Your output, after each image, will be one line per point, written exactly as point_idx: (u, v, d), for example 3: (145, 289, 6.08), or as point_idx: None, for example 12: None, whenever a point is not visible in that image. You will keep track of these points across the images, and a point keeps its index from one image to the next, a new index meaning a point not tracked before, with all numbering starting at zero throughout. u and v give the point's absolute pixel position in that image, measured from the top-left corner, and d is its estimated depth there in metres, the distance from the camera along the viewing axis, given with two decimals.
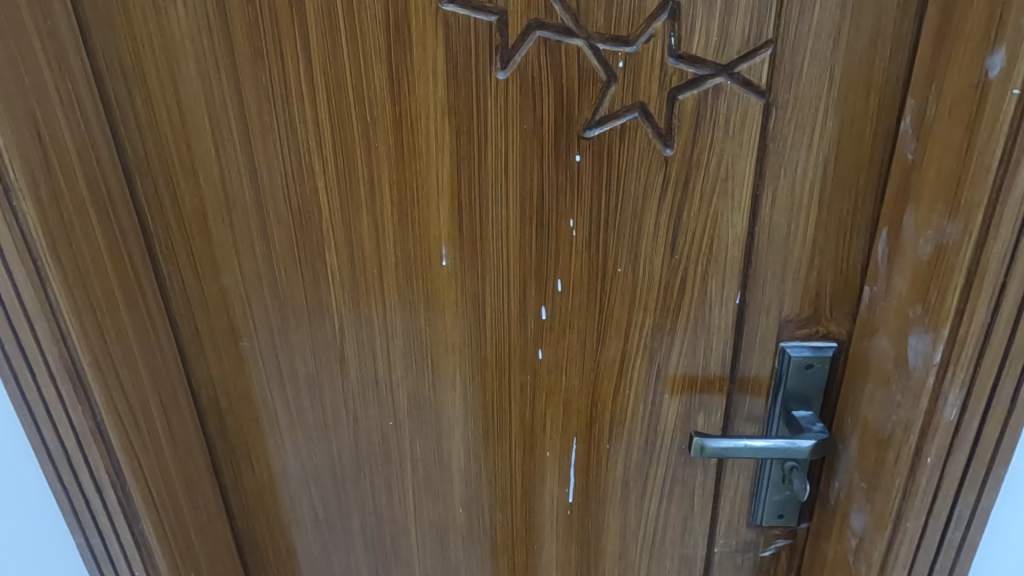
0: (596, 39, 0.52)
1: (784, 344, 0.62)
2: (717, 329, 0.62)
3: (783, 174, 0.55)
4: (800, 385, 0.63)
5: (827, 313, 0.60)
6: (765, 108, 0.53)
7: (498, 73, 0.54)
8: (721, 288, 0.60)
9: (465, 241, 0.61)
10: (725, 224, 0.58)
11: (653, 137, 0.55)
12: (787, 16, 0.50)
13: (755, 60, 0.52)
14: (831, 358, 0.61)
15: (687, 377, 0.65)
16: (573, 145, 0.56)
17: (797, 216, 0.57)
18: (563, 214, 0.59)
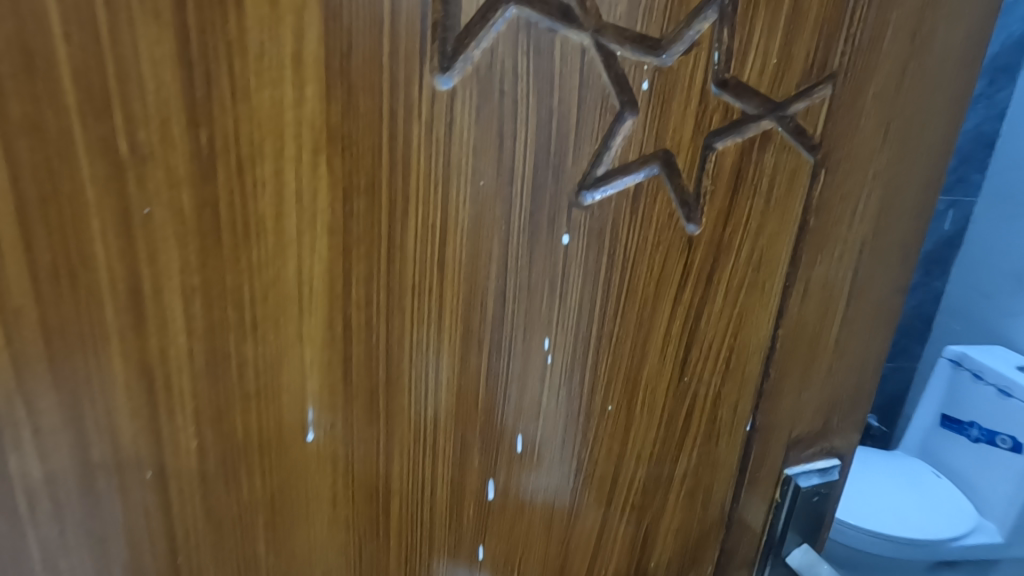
0: (608, 36, 0.29)
1: (791, 471, 0.47)
2: (721, 467, 0.44)
3: (822, 260, 0.40)
4: (805, 520, 0.49)
5: (834, 426, 0.47)
6: (815, 169, 0.37)
7: (439, 80, 0.27)
8: (732, 414, 0.43)
9: (352, 394, 0.31)
10: (749, 330, 0.40)
11: (675, 207, 0.34)
12: (855, 43, 0.34)
13: (812, 100, 0.35)
14: (836, 479, 0.49)
15: (679, 536, 0.46)
16: (560, 216, 0.32)
17: (827, 313, 0.42)
18: (533, 332, 0.34)
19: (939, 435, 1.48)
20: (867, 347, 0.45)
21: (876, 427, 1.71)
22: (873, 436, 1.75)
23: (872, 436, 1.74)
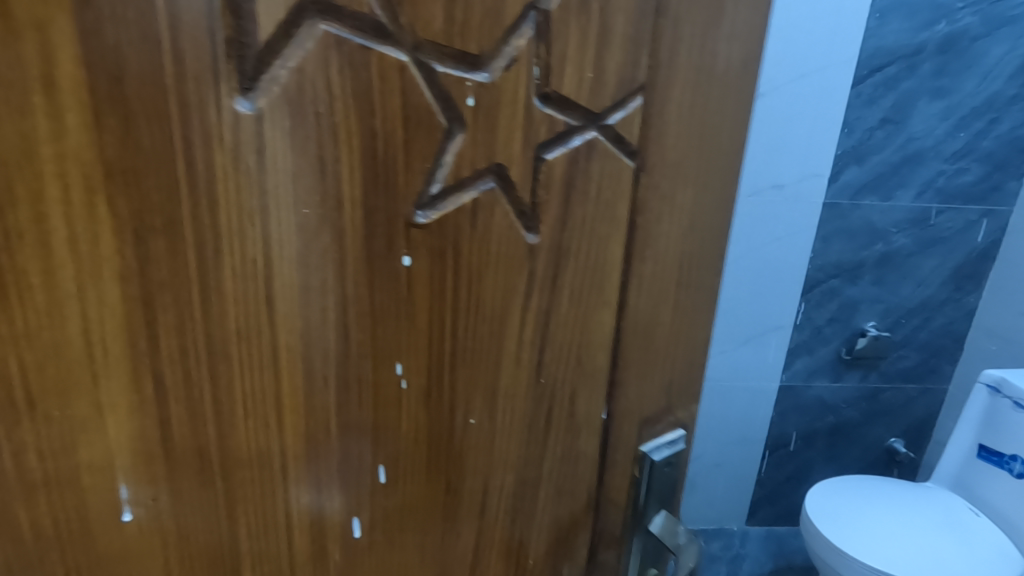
0: (427, 52, 0.29)
1: (643, 447, 0.50)
2: (583, 456, 0.47)
3: (648, 253, 0.42)
4: (661, 492, 0.52)
5: (676, 402, 0.51)
6: (635, 174, 0.39)
7: (241, 105, 0.25)
8: (587, 405, 0.45)
9: (178, 459, 0.29)
10: (594, 326, 0.42)
11: (513, 219, 0.35)
12: (658, 56, 0.37)
13: (627, 110, 0.38)
14: (683, 448, 0.52)
15: (554, 527, 0.47)
16: (399, 239, 0.31)
17: (659, 302, 0.45)
18: (383, 361, 0.33)
19: (976, 467, 1.24)
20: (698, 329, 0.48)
21: (903, 453, 1.50)
22: (900, 463, 1.53)
23: (898, 462, 1.53)
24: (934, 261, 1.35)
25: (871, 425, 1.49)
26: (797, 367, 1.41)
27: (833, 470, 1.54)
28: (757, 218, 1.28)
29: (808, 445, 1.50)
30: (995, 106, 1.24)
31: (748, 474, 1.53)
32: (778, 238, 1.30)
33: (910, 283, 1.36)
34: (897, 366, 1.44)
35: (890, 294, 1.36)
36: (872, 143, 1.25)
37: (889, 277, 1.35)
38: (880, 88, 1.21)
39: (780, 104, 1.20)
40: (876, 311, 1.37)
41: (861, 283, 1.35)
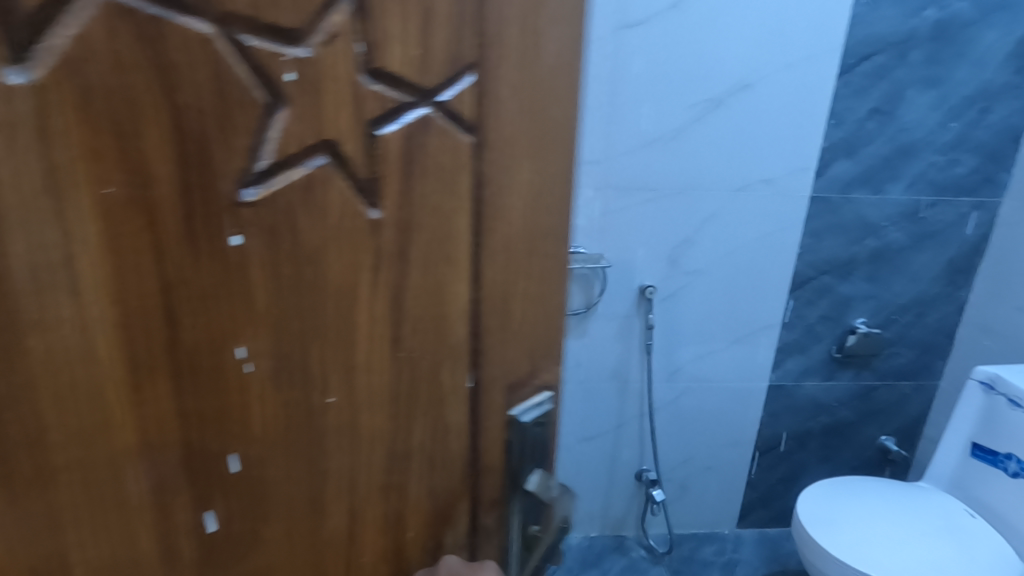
0: (236, 27, 0.29)
1: (514, 411, 0.46)
2: (456, 431, 0.44)
3: (495, 209, 0.39)
4: (533, 452, 0.48)
5: (541, 364, 0.47)
6: (475, 147, 0.37)
7: (15, 79, 0.25)
8: (451, 378, 0.42)
9: (1, 466, 0.29)
10: (448, 294, 0.40)
11: (354, 195, 0.34)
12: (491, 35, 0.35)
13: (460, 88, 0.36)
14: (552, 406, 0.48)
15: (433, 509, 0.45)
16: (222, 220, 0.31)
17: (514, 260, 0.42)
18: (219, 345, 0.33)
19: (972, 468, 1.23)
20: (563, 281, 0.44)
21: (894, 451, 1.54)
22: (893, 461, 1.57)
23: (890, 461, 1.56)
24: (926, 256, 1.37)
25: (864, 424, 1.53)
26: (790, 367, 1.43)
27: (826, 469, 1.57)
28: (744, 213, 1.28)
29: (801, 445, 1.53)
30: (985, 95, 1.25)
31: (741, 476, 1.55)
32: (768, 234, 1.31)
33: (904, 278, 1.38)
34: (890, 363, 1.47)
35: (883, 290, 1.39)
36: (863, 134, 1.26)
37: (884, 274, 1.37)
38: (878, 77, 1.21)
39: (773, 99, 1.20)
40: (867, 308, 1.40)
41: (853, 278, 1.37)
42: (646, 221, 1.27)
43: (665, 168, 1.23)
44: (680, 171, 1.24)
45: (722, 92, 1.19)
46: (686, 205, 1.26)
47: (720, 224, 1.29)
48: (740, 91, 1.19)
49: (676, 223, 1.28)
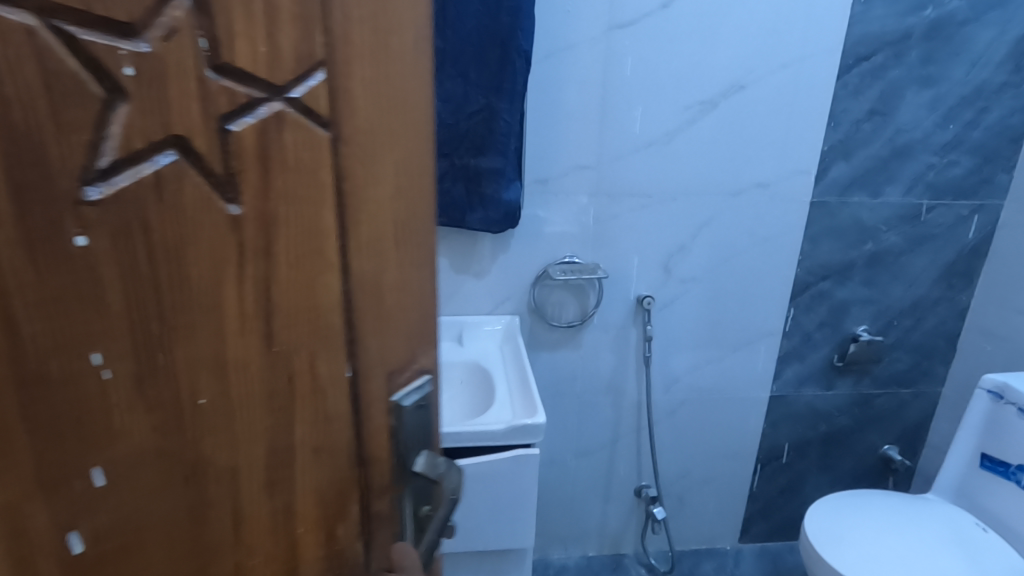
0: (58, 15, 0.28)
1: (397, 398, 0.49)
2: (338, 420, 0.45)
3: (361, 205, 0.41)
4: (416, 433, 0.51)
5: (419, 349, 0.50)
6: (332, 142, 0.38)
7: None
8: (332, 367, 0.43)
9: None
10: (319, 287, 0.40)
11: (211, 190, 0.34)
12: (335, 32, 0.36)
13: (312, 85, 0.36)
14: (432, 389, 0.52)
15: (324, 503, 0.46)
16: (66, 217, 0.30)
17: (384, 255, 0.44)
18: (66, 349, 0.32)
19: (980, 477, 1.64)
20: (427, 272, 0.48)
21: (897, 458, 2.22)
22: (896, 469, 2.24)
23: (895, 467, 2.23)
24: (922, 262, 1.96)
25: (866, 434, 2.21)
26: (790, 374, 2.09)
27: (826, 476, 2.27)
28: (741, 208, 1.82)
29: (803, 456, 2.22)
30: (984, 95, 1.77)
31: (752, 482, 2.26)
32: (765, 240, 1.87)
33: (901, 284, 1.98)
34: (891, 368, 2.11)
35: (882, 297, 2.00)
36: (861, 134, 1.78)
37: (881, 278, 1.97)
38: (872, 78, 1.71)
39: (758, 93, 1.70)
40: (869, 313, 2.02)
41: (853, 282, 1.97)
42: (654, 220, 1.81)
43: (657, 170, 1.75)
44: (681, 157, 1.75)
45: (715, 98, 1.70)
46: (676, 183, 1.77)
47: (730, 209, 1.82)
48: (735, 91, 1.69)
49: (674, 228, 1.83)
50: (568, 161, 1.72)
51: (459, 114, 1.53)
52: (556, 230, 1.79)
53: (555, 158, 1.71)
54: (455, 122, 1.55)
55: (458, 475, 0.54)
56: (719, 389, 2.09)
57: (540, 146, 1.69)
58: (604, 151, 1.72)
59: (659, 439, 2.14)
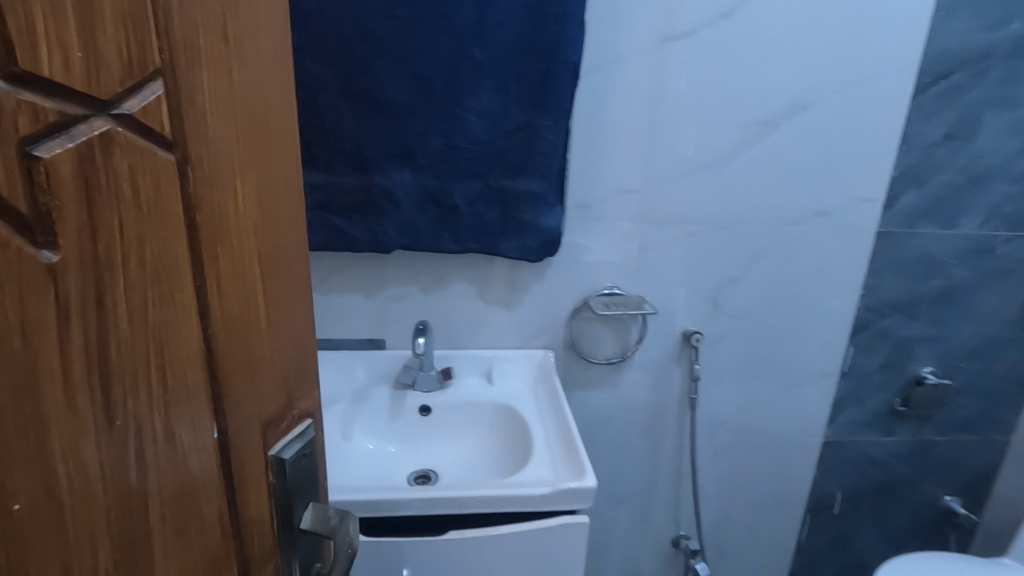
0: None
1: (279, 445, 0.82)
2: (192, 443, 0.67)
3: (223, 253, 0.68)
4: (299, 467, 0.86)
5: (297, 398, 0.86)
6: (179, 164, 0.61)
7: None
8: (193, 421, 0.67)
9: None
10: (178, 339, 0.64)
11: (26, 239, 0.51)
12: (159, 56, 0.58)
13: (144, 96, 0.57)
14: (310, 433, 0.89)
15: (180, 491, 0.67)
16: None
17: (245, 301, 0.73)
18: None
19: None
20: (305, 340, 0.87)
21: (955, 507, 3.25)
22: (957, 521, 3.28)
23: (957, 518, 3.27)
24: (991, 296, 2.90)
25: (923, 483, 3.25)
26: (847, 419, 3.08)
27: (879, 524, 3.32)
28: (806, 228, 2.69)
29: (853, 508, 3.27)
30: None
31: (810, 527, 3.29)
32: (839, 264, 2.77)
33: (967, 320, 2.94)
34: (959, 417, 3.13)
35: (945, 331, 2.95)
36: (937, 155, 2.63)
37: (950, 313, 2.92)
38: (950, 97, 2.55)
39: (817, 110, 2.53)
40: (934, 351, 2.99)
41: (919, 319, 2.92)
42: (701, 242, 2.66)
43: (684, 190, 2.58)
44: (738, 168, 2.57)
45: (774, 119, 2.52)
46: (726, 187, 2.59)
47: (749, 230, 2.67)
48: (801, 106, 2.51)
49: (729, 254, 2.70)
50: (611, 188, 2.54)
51: (496, 130, 2.28)
52: (596, 260, 2.63)
53: (615, 176, 2.53)
54: (492, 138, 2.29)
55: (354, 523, 0.92)
56: (750, 414, 3.01)
57: (589, 166, 2.50)
58: (650, 163, 2.52)
59: (705, 477, 3.11)
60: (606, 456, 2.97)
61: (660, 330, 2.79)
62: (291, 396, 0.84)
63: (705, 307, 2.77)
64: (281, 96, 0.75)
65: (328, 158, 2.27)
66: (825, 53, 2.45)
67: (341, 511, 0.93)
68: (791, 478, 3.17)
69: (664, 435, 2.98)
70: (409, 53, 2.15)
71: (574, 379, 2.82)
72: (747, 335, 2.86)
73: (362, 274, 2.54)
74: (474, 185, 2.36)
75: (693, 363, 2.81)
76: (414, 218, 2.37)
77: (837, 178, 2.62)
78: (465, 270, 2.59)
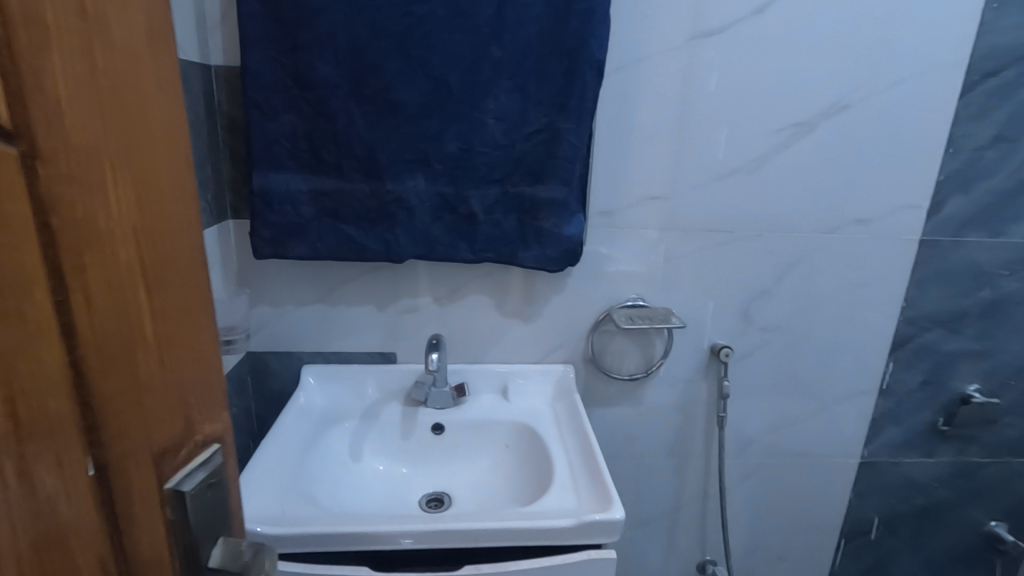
0: None
1: (176, 478, 0.68)
2: (53, 485, 0.55)
3: (89, 254, 0.55)
4: (205, 502, 0.72)
5: (199, 422, 0.72)
6: (19, 153, 0.49)
7: None
8: (53, 458, 0.54)
9: None
10: (25, 361, 0.51)
11: None
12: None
13: None
14: (217, 459, 0.75)
15: (37, 547, 0.54)
16: None
17: (122, 310, 0.59)
18: None
19: None
20: (207, 355, 0.73)
21: (1004, 535, 3.03)
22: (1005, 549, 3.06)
23: (1005, 546, 3.06)
24: None
25: (967, 508, 3.05)
26: (885, 439, 2.89)
27: (919, 550, 3.12)
28: (844, 237, 2.52)
29: (892, 532, 3.07)
30: None
31: (845, 552, 3.10)
32: (879, 276, 2.59)
33: (1018, 335, 2.74)
34: (1007, 438, 2.92)
35: (994, 346, 2.75)
36: (987, 158, 2.45)
37: (1001, 326, 2.71)
38: (1002, 95, 2.37)
39: (860, 111, 2.36)
40: (981, 367, 2.79)
41: (965, 333, 2.72)
42: (732, 251, 2.51)
43: (715, 196, 2.43)
44: (773, 172, 2.41)
45: (813, 120, 2.36)
46: (760, 192, 2.43)
47: (784, 239, 2.51)
48: (841, 108, 2.35)
49: (760, 264, 2.54)
50: (636, 193, 2.40)
51: (513, 133, 2.16)
52: (620, 269, 2.50)
53: (640, 181, 2.39)
54: (510, 141, 2.17)
55: (273, 553, 0.77)
56: (781, 433, 2.84)
57: (611, 171, 2.36)
58: (678, 167, 2.38)
59: (733, 499, 2.95)
60: (628, 476, 2.82)
61: (687, 344, 2.64)
62: (191, 420, 0.71)
63: (735, 320, 2.62)
64: (153, 62, 0.62)
65: (338, 163, 2.15)
66: (870, 50, 2.29)
67: (258, 544, 0.78)
68: (823, 501, 2.98)
69: (689, 455, 2.83)
70: (423, 52, 2.03)
71: (596, 395, 2.68)
72: (779, 349, 2.69)
73: (372, 284, 2.43)
74: (491, 191, 2.23)
75: (722, 380, 2.64)
76: (427, 226, 2.25)
77: (879, 183, 2.46)
78: (481, 281, 2.46)
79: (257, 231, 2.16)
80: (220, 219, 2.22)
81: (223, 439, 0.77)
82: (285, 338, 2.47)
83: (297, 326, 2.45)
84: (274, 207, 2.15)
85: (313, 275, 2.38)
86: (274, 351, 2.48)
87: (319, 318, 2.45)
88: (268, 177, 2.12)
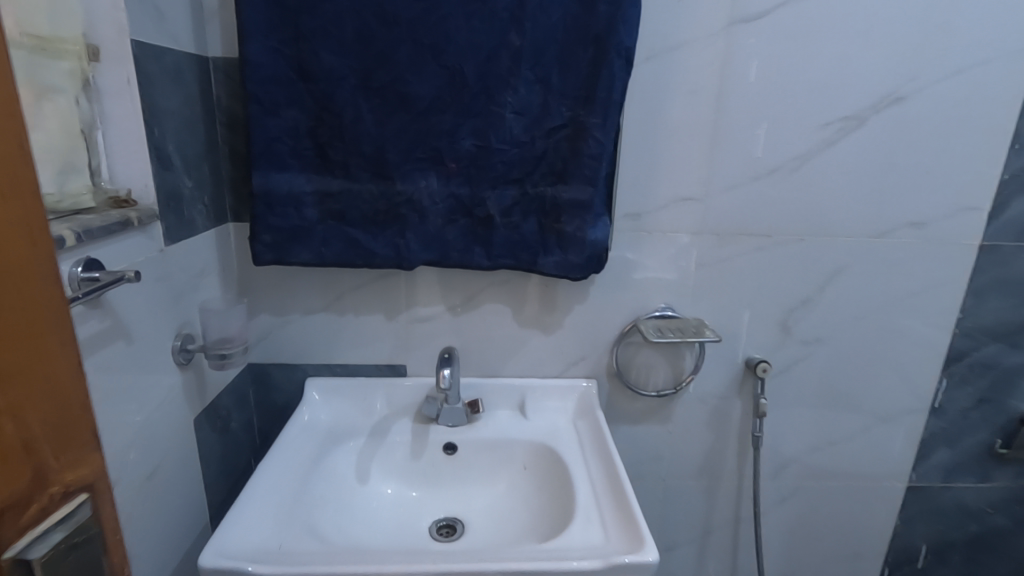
0: None
1: (26, 543, 0.61)
2: None
3: None
4: (60, 564, 0.65)
5: (59, 475, 0.65)
6: None
7: None
8: None
9: None
10: None
11: None
12: None
13: None
14: (79, 514, 0.68)
15: None
16: None
17: None
18: None
19: None
20: (69, 400, 0.66)
21: None
22: None
23: None
24: None
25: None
26: (935, 462, 2.66)
27: None
28: (894, 242, 2.30)
29: (941, 561, 2.83)
30: None
31: None
32: (931, 284, 2.37)
33: None
34: None
35: None
36: None
37: None
38: None
39: (917, 103, 2.14)
40: None
41: None
42: (771, 256, 2.30)
43: (753, 197, 2.22)
44: (817, 171, 2.20)
45: (863, 113, 2.14)
46: (803, 193, 2.22)
47: (828, 244, 2.30)
48: (894, 99, 2.13)
49: (801, 272, 2.33)
50: (667, 195, 2.21)
51: (534, 128, 1.98)
52: (648, 276, 2.30)
53: (672, 181, 2.19)
54: (530, 137, 1.99)
55: None
56: (821, 454, 2.62)
57: (639, 170, 2.18)
58: (714, 166, 2.18)
59: (769, 523, 2.74)
60: (654, 499, 2.62)
61: (720, 358, 2.44)
62: (44, 474, 0.63)
63: (774, 332, 2.41)
64: None
65: (344, 162, 1.99)
66: (929, 36, 2.07)
67: None
68: (867, 526, 2.76)
69: (721, 477, 2.62)
70: (435, 40, 1.86)
71: (621, 412, 2.49)
72: (821, 363, 2.48)
73: (382, 292, 2.26)
74: (509, 192, 2.06)
75: (758, 397, 2.40)
76: (440, 230, 2.08)
77: (936, 183, 2.23)
78: (498, 288, 2.29)
79: (257, 236, 2.00)
80: (219, 222, 2.06)
81: (93, 487, 0.70)
82: (289, 349, 2.31)
83: (302, 336, 2.29)
84: (275, 209, 1.99)
85: (318, 281, 2.23)
86: (277, 362, 2.33)
87: (325, 327, 2.29)
88: (269, 177, 1.96)
